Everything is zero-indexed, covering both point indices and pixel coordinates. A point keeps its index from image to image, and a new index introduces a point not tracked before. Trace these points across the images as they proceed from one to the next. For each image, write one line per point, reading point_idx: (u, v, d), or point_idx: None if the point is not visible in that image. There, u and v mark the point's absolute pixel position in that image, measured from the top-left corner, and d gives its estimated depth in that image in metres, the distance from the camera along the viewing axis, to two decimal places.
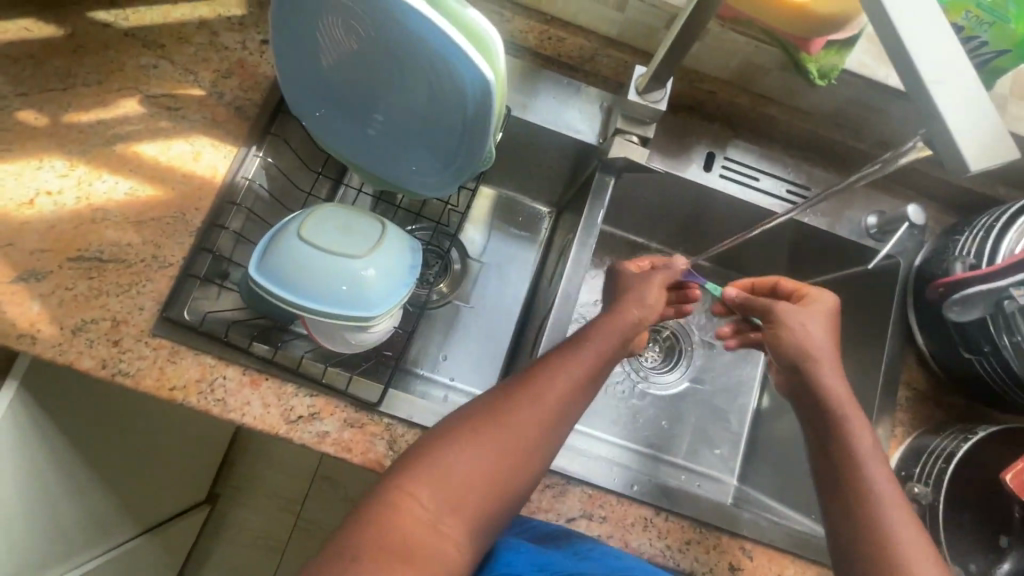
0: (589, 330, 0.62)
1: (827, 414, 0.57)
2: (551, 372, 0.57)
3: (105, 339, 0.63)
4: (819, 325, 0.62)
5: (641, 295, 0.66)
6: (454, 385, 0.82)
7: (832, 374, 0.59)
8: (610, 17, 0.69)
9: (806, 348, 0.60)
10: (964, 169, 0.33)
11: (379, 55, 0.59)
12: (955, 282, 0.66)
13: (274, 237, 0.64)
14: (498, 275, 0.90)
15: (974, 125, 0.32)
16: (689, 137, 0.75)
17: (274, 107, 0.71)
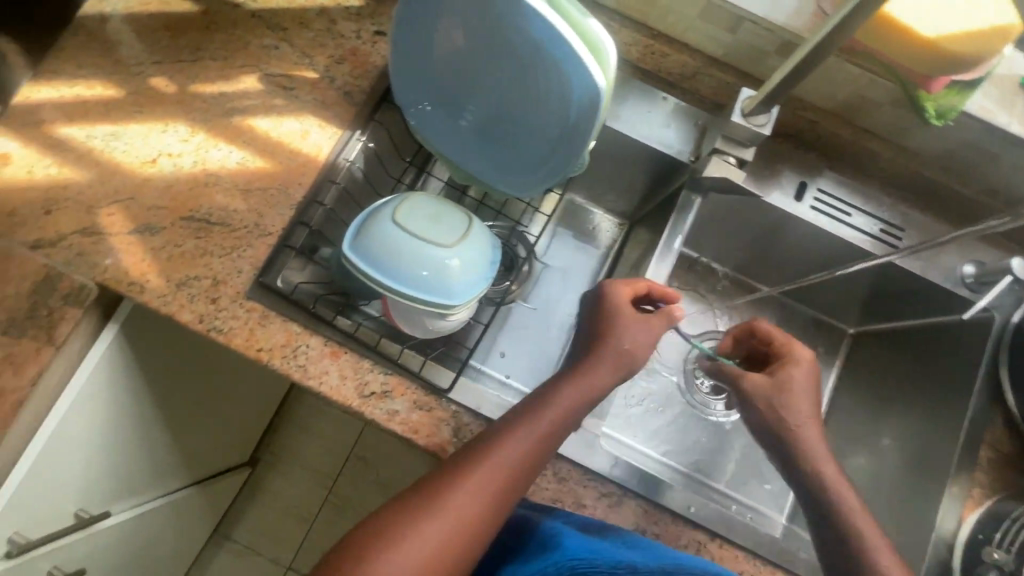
0: (542, 400, 0.60)
1: (816, 478, 0.62)
2: (495, 453, 0.55)
3: (205, 296, 0.67)
4: (796, 395, 0.65)
5: (617, 347, 0.64)
6: (508, 383, 0.83)
7: (807, 434, 0.64)
8: (720, 38, 0.69)
9: (779, 412, 0.65)
10: None
11: (494, 55, 0.61)
12: None
13: (369, 217, 0.67)
14: (564, 279, 0.90)
15: None
16: (784, 164, 0.74)
17: (380, 96, 0.75)
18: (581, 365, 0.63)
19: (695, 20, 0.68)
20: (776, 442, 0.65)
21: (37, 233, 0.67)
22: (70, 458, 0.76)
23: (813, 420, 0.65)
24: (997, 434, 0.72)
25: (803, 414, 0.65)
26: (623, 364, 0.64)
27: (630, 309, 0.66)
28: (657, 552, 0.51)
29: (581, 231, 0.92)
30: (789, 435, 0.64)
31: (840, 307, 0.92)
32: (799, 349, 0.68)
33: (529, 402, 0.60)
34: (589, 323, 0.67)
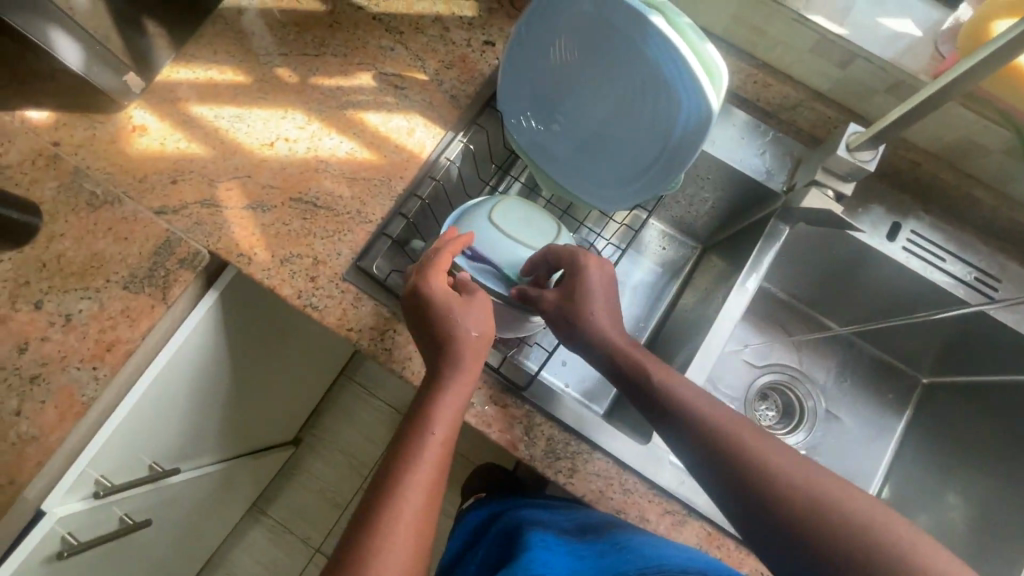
0: (418, 420, 0.53)
1: (707, 430, 0.52)
2: (392, 506, 0.48)
3: (305, 274, 0.71)
4: (585, 296, 0.61)
5: (467, 339, 0.57)
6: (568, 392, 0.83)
7: (724, 423, 0.52)
8: (828, 73, 0.70)
9: (587, 324, 0.61)
10: None
11: (606, 71, 0.64)
12: None
13: (466, 214, 0.71)
14: (631, 296, 0.89)
15: None
16: (879, 203, 0.74)
17: (485, 102, 0.79)
18: (445, 365, 0.56)
19: (804, 53, 0.70)
20: (694, 439, 0.52)
21: (162, 200, 0.72)
22: (157, 412, 0.82)
23: (655, 363, 0.58)
24: None
25: (593, 309, 0.61)
26: (479, 349, 0.57)
27: (443, 293, 0.58)
28: (626, 543, 0.59)
29: (653, 251, 0.92)
30: (705, 431, 0.52)
31: (918, 353, 0.89)
32: (575, 249, 0.64)
33: (401, 433, 0.53)
34: (419, 323, 0.59)
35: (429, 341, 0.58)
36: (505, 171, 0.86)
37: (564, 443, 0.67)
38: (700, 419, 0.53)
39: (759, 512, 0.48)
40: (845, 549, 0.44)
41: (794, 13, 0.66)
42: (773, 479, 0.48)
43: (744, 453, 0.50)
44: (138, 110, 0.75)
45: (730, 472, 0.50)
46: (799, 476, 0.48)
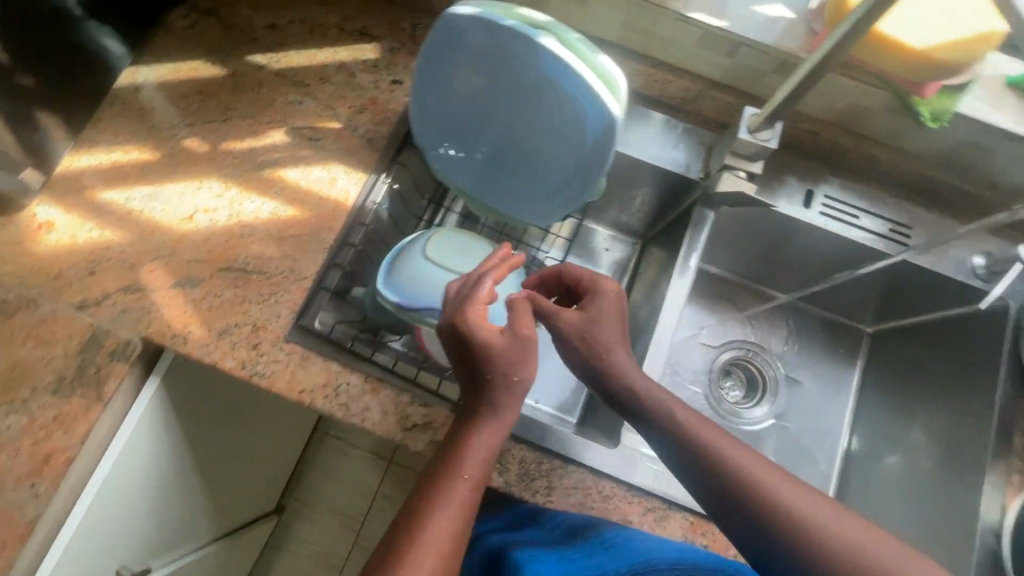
0: (449, 460, 0.51)
1: (724, 471, 0.49)
2: (414, 550, 0.46)
3: (247, 342, 0.69)
4: (610, 322, 0.58)
5: (505, 377, 0.54)
6: (538, 408, 0.83)
7: (716, 442, 0.50)
8: (719, 63, 0.73)
9: (609, 360, 0.56)
10: None
11: (511, 94, 0.65)
12: None
13: (399, 256, 0.70)
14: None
15: None
16: (788, 174, 0.78)
17: (401, 140, 0.79)
18: (484, 401, 0.54)
19: (692, 48, 0.72)
20: (686, 457, 0.51)
21: (82, 294, 0.69)
22: (114, 514, 0.77)
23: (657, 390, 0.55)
24: None
25: (616, 339, 0.58)
26: (518, 388, 0.54)
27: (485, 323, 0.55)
28: (630, 548, 0.55)
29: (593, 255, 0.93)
30: (701, 451, 0.50)
31: (859, 307, 0.93)
32: (593, 273, 0.62)
33: (430, 473, 0.51)
34: (456, 350, 0.55)
35: (466, 376, 0.55)
36: (438, 203, 0.87)
37: (537, 462, 0.67)
38: (703, 445, 0.50)
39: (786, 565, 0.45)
40: (834, 572, 0.43)
41: (675, 12, 0.68)
42: (765, 501, 0.47)
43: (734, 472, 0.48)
44: (42, 206, 0.72)
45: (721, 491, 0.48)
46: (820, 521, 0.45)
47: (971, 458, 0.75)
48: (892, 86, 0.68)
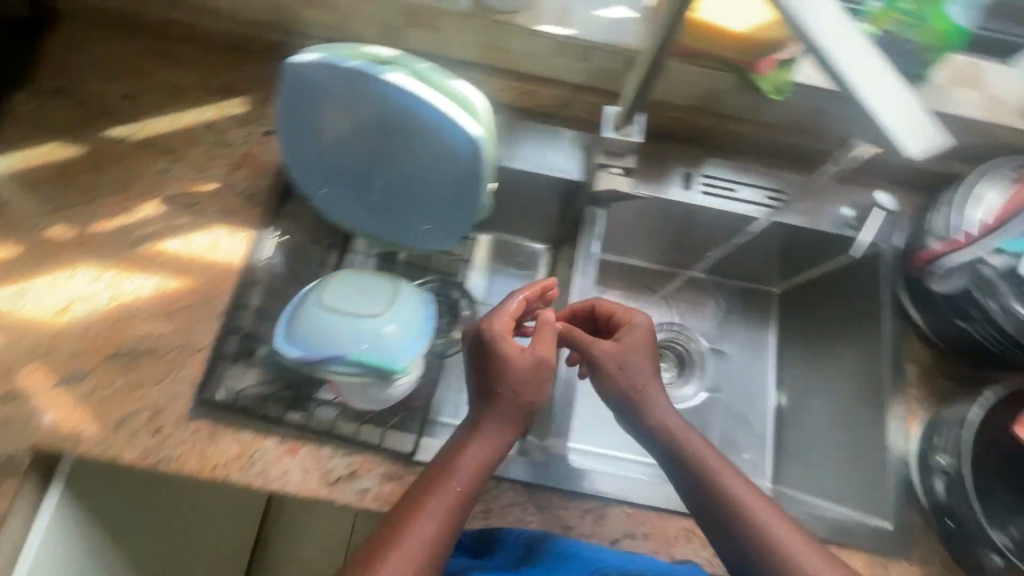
0: (448, 466, 0.58)
1: (705, 479, 0.59)
2: (397, 548, 0.53)
3: (147, 429, 0.65)
4: (631, 353, 0.65)
5: (511, 396, 0.61)
6: None
7: (708, 461, 0.60)
8: (576, 67, 0.75)
9: (641, 395, 0.63)
10: (906, 155, 0.37)
11: (378, 131, 0.65)
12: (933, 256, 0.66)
13: (296, 309, 0.68)
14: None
15: (910, 115, 0.37)
16: (667, 161, 0.82)
17: (282, 191, 0.77)
18: (489, 414, 0.60)
19: (549, 58, 0.73)
20: (674, 464, 0.61)
21: None
22: None
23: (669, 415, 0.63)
24: (916, 349, 0.76)
25: (647, 374, 0.64)
26: (523, 407, 0.61)
27: (511, 339, 0.62)
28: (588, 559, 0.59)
29: (509, 266, 0.92)
30: (693, 462, 0.60)
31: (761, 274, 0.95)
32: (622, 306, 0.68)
33: (427, 480, 0.58)
34: (480, 366, 0.62)
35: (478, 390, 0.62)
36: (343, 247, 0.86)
37: None
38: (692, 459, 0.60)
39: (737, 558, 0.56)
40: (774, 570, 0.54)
41: (523, 27, 0.69)
42: (737, 514, 0.56)
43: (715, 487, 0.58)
44: None
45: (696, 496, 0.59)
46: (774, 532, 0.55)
47: (868, 396, 0.78)
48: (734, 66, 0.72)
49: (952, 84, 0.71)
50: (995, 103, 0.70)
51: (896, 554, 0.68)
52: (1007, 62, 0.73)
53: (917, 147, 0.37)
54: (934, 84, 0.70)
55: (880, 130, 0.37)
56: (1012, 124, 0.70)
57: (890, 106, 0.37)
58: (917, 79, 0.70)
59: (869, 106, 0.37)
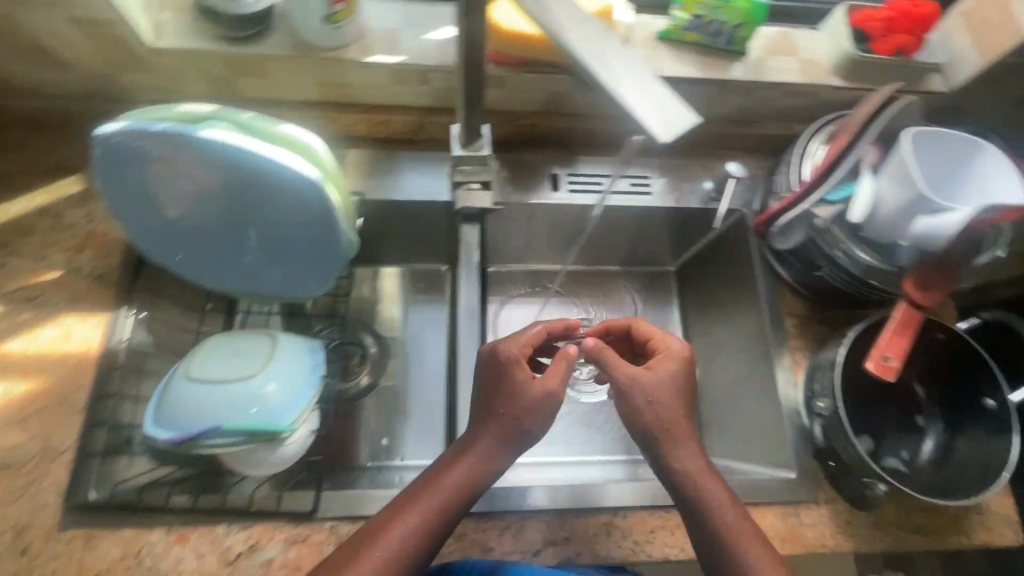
0: (435, 476, 0.58)
1: (700, 497, 0.57)
2: (371, 556, 0.54)
3: (11, 552, 0.59)
4: (664, 386, 0.61)
5: (505, 416, 0.60)
6: (406, 464, 0.87)
7: (715, 491, 0.58)
8: (418, 92, 0.74)
9: (666, 433, 0.59)
10: (659, 137, 0.42)
11: (217, 188, 0.63)
12: (770, 218, 0.66)
13: (164, 387, 0.64)
14: (425, 339, 0.97)
15: (665, 105, 0.43)
16: (533, 166, 0.83)
17: (135, 265, 0.73)
18: (484, 428, 0.60)
19: (391, 86, 0.73)
20: (675, 489, 0.59)
21: None
22: None
23: (688, 454, 0.59)
24: (794, 303, 0.80)
25: (676, 411, 0.60)
26: (518, 430, 0.60)
27: (523, 362, 0.62)
28: None
29: (417, 294, 1.00)
30: (682, 478, 0.58)
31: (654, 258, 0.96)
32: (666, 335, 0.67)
33: (412, 492, 0.58)
34: (487, 384, 0.62)
35: (481, 406, 0.61)
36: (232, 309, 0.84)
37: None
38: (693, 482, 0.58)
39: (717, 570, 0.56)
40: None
41: (354, 60, 0.68)
42: (722, 529, 0.56)
43: (716, 511, 0.57)
44: None
45: (692, 517, 0.58)
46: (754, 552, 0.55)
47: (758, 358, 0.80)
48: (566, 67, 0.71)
49: (770, 53, 0.76)
50: (812, 66, 0.76)
51: (804, 502, 0.70)
52: (817, 28, 0.79)
53: (667, 131, 0.42)
54: (753, 56, 0.75)
55: (636, 116, 0.43)
56: (832, 82, 0.75)
57: (646, 100, 0.43)
58: (738, 54, 0.75)
59: (628, 98, 0.43)
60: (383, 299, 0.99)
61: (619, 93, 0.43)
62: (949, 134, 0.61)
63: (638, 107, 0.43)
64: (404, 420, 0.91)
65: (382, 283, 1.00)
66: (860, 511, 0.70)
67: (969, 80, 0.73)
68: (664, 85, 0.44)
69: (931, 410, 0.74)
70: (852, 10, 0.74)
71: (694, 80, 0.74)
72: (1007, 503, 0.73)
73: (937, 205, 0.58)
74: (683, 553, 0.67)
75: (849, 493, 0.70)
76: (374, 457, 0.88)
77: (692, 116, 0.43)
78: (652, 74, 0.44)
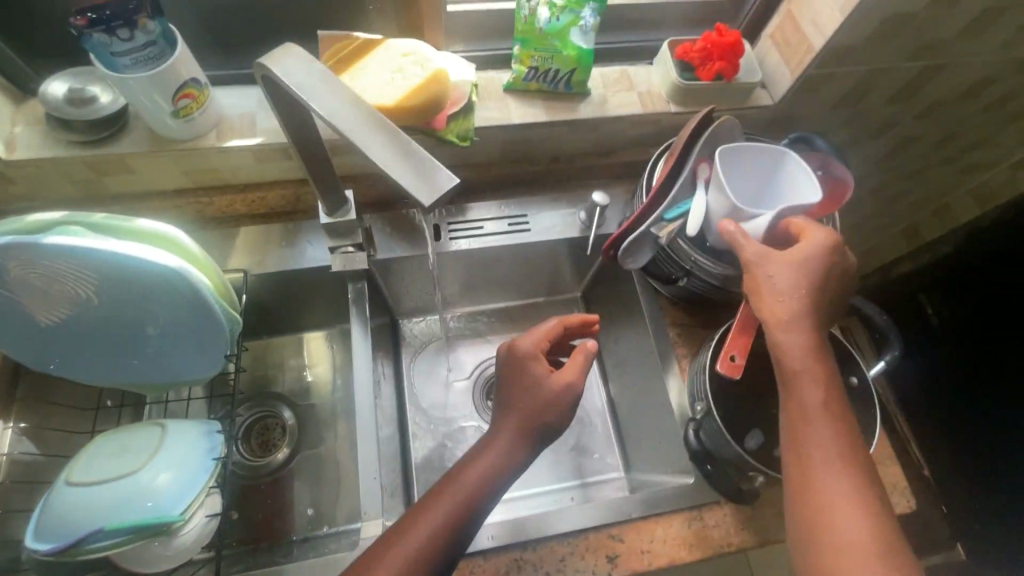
0: (460, 472, 0.60)
1: (800, 418, 0.56)
2: (395, 550, 0.54)
3: None
4: (796, 272, 0.58)
5: (523, 410, 0.62)
6: (337, 529, 0.87)
7: (807, 372, 0.56)
8: (286, 166, 0.78)
9: (784, 331, 0.57)
10: (424, 203, 0.42)
11: (82, 290, 0.63)
12: (615, 241, 0.71)
13: (46, 499, 0.63)
14: (346, 400, 0.97)
15: (426, 166, 0.43)
16: (413, 221, 0.87)
17: (14, 375, 0.73)
18: (510, 420, 0.62)
19: (257, 165, 0.76)
20: (777, 365, 0.58)
21: None
22: None
23: (797, 331, 0.57)
24: (677, 313, 0.85)
25: (801, 301, 0.57)
26: (539, 426, 0.62)
27: (540, 361, 0.66)
28: None
29: (343, 353, 1.01)
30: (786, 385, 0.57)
31: (557, 283, 1.02)
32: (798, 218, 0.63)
33: (436, 489, 0.59)
34: (524, 373, 0.65)
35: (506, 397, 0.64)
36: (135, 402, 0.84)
37: None
38: (794, 398, 0.57)
39: (807, 498, 0.54)
40: (819, 507, 0.53)
41: (213, 146, 0.72)
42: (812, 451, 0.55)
43: (801, 392, 0.56)
44: None
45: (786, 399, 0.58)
46: (839, 476, 0.53)
47: (652, 369, 0.83)
48: (415, 130, 0.74)
49: (610, 91, 0.83)
50: (649, 96, 0.83)
51: (708, 503, 0.72)
52: (650, 63, 0.87)
53: (428, 194, 0.42)
54: (595, 95, 0.82)
55: (397, 184, 0.42)
56: (669, 109, 0.83)
57: (405, 163, 0.43)
58: (580, 95, 0.81)
59: (393, 172, 0.43)
60: (306, 364, 1.00)
61: (377, 161, 0.43)
62: (778, 153, 0.67)
63: (395, 174, 0.43)
64: (327, 485, 0.91)
65: (309, 346, 1.01)
66: (762, 504, 0.73)
67: (787, 93, 0.82)
68: (419, 147, 0.44)
69: None
70: (673, 45, 0.82)
71: (542, 123, 0.80)
72: (894, 472, 0.78)
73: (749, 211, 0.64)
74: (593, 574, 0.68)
75: (728, 491, 0.70)
76: (302, 530, 0.87)
77: (451, 173, 0.44)
78: (405, 136, 0.45)
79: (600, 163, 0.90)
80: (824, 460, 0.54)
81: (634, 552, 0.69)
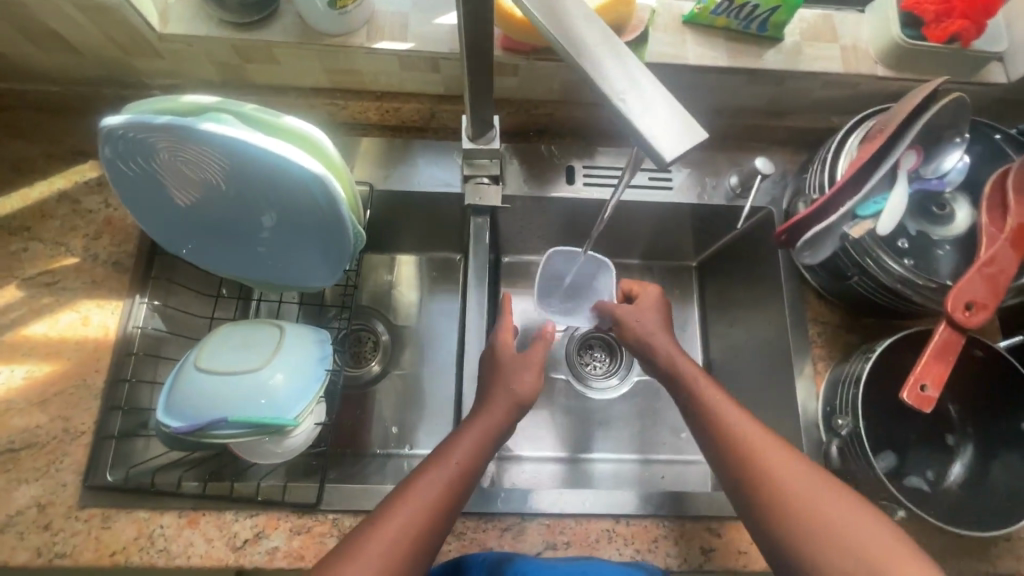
0: (456, 433, 0.62)
1: (739, 443, 0.57)
2: (401, 503, 0.55)
3: (35, 526, 0.62)
4: (650, 309, 0.73)
5: (506, 391, 0.66)
6: (416, 452, 0.88)
7: (750, 431, 0.58)
8: (430, 79, 0.72)
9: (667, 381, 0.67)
10: (665, 161, 0.36)
11: (229, 182, 0.61)
12: (795, 226, 0.59)
13: (177, 375, 0.65)
14: (438, 329, 0.96)
15: (667, 112, 0.37)
16: (546, 159, 0.80)
17: (150, 252, 0.74)
18: (499, 390, 0.66)
19: (401, 73, 0.71)
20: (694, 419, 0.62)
21: None
22: None
23: (668, 350, 0.68)
24: (821, 309, 0.75)
25: (663, 337, 0.70)
26: (514, 395, 0.65)
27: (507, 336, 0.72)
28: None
29: (439, 283, 0.99)
30: (712, 418, 0.60)
31: (676, 252, 0.92)
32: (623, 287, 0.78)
33: (433, 454, 0.60)
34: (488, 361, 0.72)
35: (487, 376, 0.68)
36: (247, 297, 0.84)
37: None
38: (732, 432, 0.58)
39: (790, 526, 0.52)
40: (802, 531, 0.51)
41: (362, 46, 0.66)
42: (772, 483, 0.54)
43: (761, 461, 0.55)
44: None
45: (746, 481, 0.56)
46: (808, 489, 0.53)
47: (778, 365, 0.76)
48: None
49: (807, 40, 0.70)
50: (853, 53, 0.70)
51: None
52: (860, 10, 0.72)
53: (669, 146, 0.36)
54: (788, 42, 0.69)
55: (637, 133, 0.37)
56: (874, 72, 0.69)
57: (637, 97, 0.38)
58: (771, 39, 0.69)
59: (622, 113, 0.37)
60: (402, 288, 0.98)
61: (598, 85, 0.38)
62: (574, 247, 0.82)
63: (629, 107, 0.37)
64: (415, 410, 0.91)
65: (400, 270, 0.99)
66: None
67: None
68: (645, 70, 0.38)
69: (964, 428, 0.69)
70: None
71: (718, 69, 0.69)
72: None
73: (815, 253, 0.62)
74: (685, 562, 0.66)
75: None
76: (384, 446, 0.88)
77: (695, 126, 0.37)
78: (624, 48, 0.39)
79: (768, 125, 0.79)
80: (855, 534, 0.50)
81: (730, 550, 0.66)
